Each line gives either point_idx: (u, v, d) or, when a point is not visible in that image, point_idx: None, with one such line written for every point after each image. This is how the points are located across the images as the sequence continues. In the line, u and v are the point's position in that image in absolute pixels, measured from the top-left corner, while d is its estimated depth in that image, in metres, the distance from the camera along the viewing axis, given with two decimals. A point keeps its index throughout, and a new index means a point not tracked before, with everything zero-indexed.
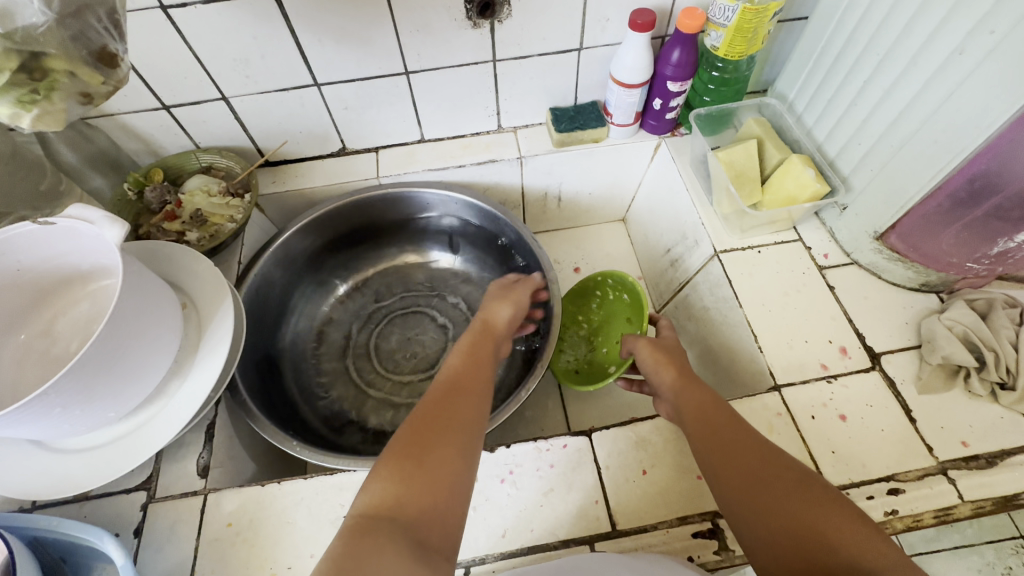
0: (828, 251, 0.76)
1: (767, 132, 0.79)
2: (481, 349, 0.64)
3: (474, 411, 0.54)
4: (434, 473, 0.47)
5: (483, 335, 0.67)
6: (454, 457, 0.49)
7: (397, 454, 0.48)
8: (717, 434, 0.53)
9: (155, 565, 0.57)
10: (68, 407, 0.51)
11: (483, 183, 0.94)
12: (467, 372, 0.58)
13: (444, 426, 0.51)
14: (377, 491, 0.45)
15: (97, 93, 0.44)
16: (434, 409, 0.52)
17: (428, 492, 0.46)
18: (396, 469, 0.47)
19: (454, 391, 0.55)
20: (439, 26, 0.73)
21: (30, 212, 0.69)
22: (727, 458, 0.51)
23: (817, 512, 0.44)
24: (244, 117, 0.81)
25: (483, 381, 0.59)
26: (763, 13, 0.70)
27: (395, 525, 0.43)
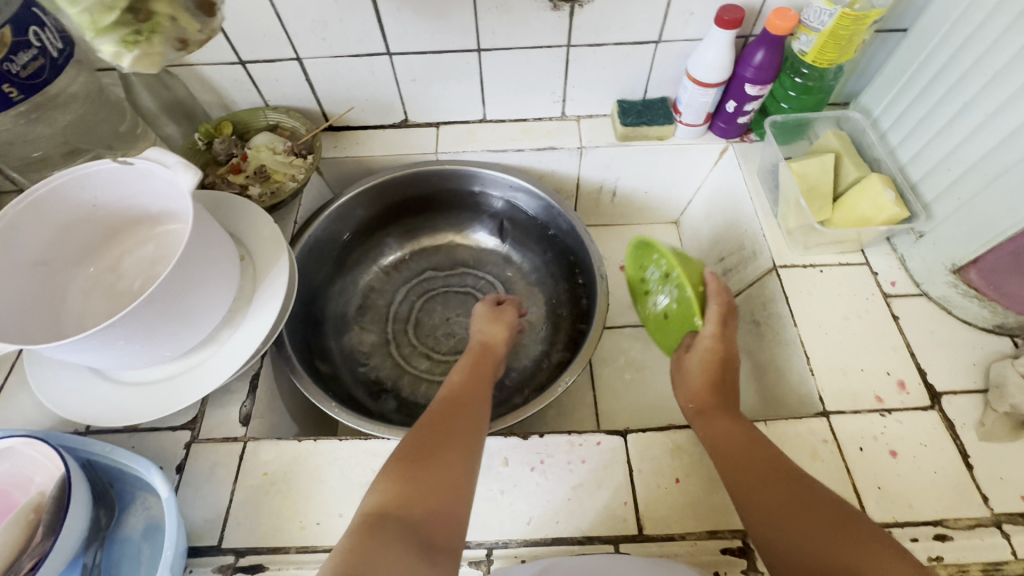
0: (895, 279, 0.73)
1: (845, 148, 0.75)
2: (480, 366, 0.67)
3: (473, 422, 0.56)
4: (434, 475, 0.49)
5: (480, 358, 0.69)
6: (453, 462, 0.51)
7: (402, 457, 0.51)
8: (747, 470, 0.52)
9: (194, 502, 0.59)
10: (130, 341, 0.53)
11: (539, 169, 0.93)
12: (466, 382, 0.62)
13: (442, 436, 0.53)
14: (381, 492, 0.48)
15: (193, 40, 0.43)
16: (436, 422, 0.55)
17: (430, 492, 0.48)
18: (400, 473, 0.49)
19: (453, 405, 0.58)
20: (519, 6, 0.72)
21: (105, 151, 0.76)
22: (762, 497, 0.49)
23: (869, 553, 0.42)
24: (315, 79, 0.82)
25: (484, 393, 0.62)
26: (863, 20, 0.66)
27: (397, 526, 0.45)
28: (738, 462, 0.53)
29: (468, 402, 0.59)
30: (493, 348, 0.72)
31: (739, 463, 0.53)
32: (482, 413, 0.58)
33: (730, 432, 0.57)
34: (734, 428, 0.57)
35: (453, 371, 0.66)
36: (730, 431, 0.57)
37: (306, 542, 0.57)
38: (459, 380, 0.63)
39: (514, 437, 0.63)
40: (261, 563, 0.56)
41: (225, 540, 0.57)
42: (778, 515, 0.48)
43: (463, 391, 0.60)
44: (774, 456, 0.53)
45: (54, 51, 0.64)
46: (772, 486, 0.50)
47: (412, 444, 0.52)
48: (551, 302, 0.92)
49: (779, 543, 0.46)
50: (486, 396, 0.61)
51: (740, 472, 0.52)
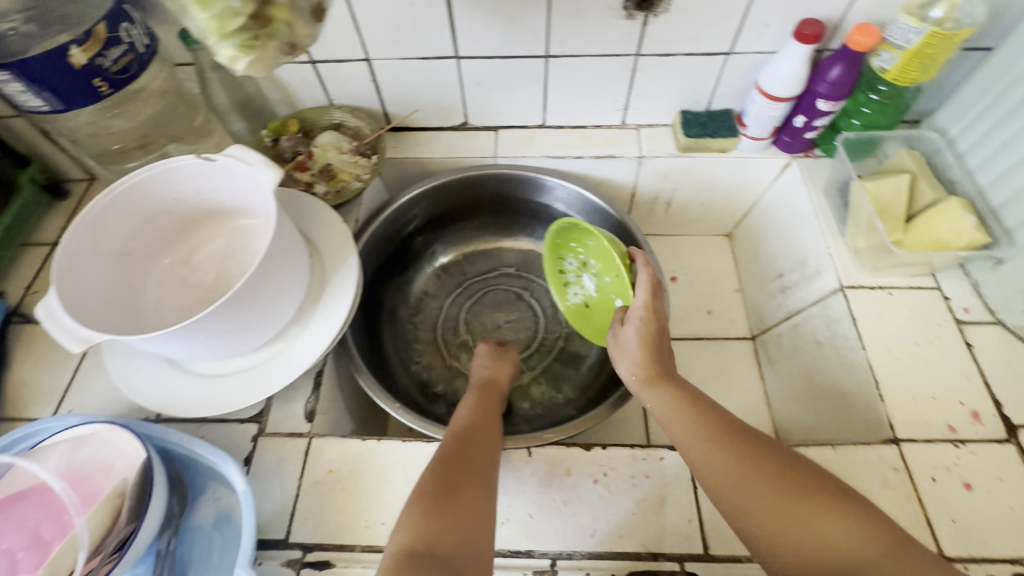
0: (969, 306, 0.71)
1: (920, 169, 0.73)
2: (486, 398, 0.68)
3: (487, 457, 0.57)
4: (458, 510, 0.50)
5: (485, 391, 0.70)
6: (474, 500, 0.52)
7: (425, 495, 0.51)
8: (702, 444, 0.54)
9: (262, 495, 0.60)
10: (212, 334, 0.55)
11: (596, 177, 0.92)
12: (474, 416, 0.63)
13: (460, 473, 0.54)
14: (409, 530, 0.48)
15: (300, 45, 0.43)
16: (451, 458, 0.56)
17: (457, 527, 0.49)
18: (424, 508, 0.50)
19: (465, 439, 0.59)
20: (593, 14, 0.72)
21: (169, 146, 0.78)
22: (720, 469, 0.52)
23: (825, 511, 0.47)
24: (381, 80, 0.82)
25: (493, 425, 0.62)
26: (951, 40, 0.64)
27: (432, 562, 0.45)
28: (693, 439, 0.55)
29: (478, 435, 0.60)
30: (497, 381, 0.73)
31: (693, 437, 0.55)
32: (494, 448, 0.59)
33: (677, 406, 0.59)
34: (681, 401, 0.59)
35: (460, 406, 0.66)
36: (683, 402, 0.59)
37: (371, 541, 0.58)
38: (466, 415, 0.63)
39: (575, 448, 0.63)
40: (328, 560, 0.57)
41: (293, 534, 0.58)
42: (740, 485, 0.50)
43: (470, 425, 0.61)
44: (722, 421, 0.56)
45: (141, 47, 0.65)
46: (742, 454, 0.52)
47: (430, 482, 0.53)
48: None
49: (756, 520, 0.48)
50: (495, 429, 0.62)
51: (698, 448, 0.54)
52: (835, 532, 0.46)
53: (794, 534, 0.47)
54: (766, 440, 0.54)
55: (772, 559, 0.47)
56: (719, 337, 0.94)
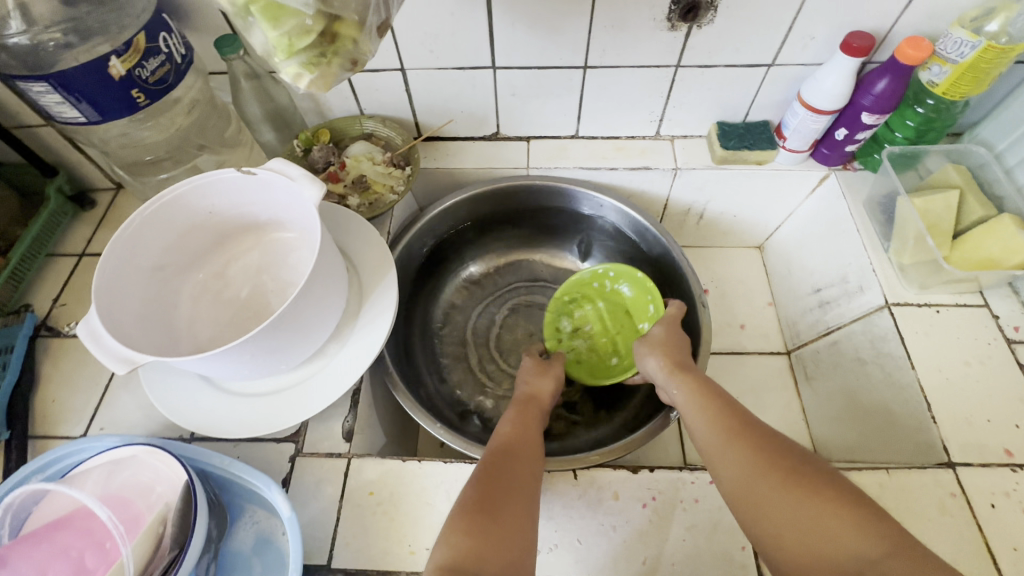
0: (1020, 324, 0.69)
1: (968, 184, 0.72)
2: (528, 416, 0.66)
3: (530, 478, 0.54)
4: (495, 527, 0.47)
5: (525, 408, 0.68)
6: (517, 521, 0.49)
7: (465, 512, 0.49)
8: (718, 440, 0.54)
9: (302, 518, 0.59)
10: (255, 355, 0.53)
11: (629, 189, 0.91)
12: (513, 434, 0.61)
13: (501, 492, 0.51)
14: (454, 547, 0.45)
15: (362, 60, 0.42)
16: (492, 475, 0.53)
17: (498, 548, 0.46)
18: (467, 524, 0.47)
19: (506, 456, 0.56)
20: (636, 25, 0.70)
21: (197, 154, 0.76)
22: (733, 465, 0.51)
23: (829, 510, 0.44)
24: (414, 90, 0.81)
25: (535, 445, 0.60)
26: (1007, 54, 0.63)
27: None
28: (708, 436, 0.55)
29: (519, 454, 0.57)
30: (538, 399, 0.71)
31: (709, 434, 0.55)
32: (535, 467, 0.56)
33: (699, 403, 0.59)
34: (702, 397, 0.59)
35: (503, 420, 0.64)
36: (698, 393, 0.60)
37: (415, 567, 0.56)
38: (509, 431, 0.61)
39: (622, 471, 0.61)
40: None
41: (334, 559, 0.56)
42: (749, 482, 0.49)
43: (512, 442, 0.59)
44: (737, 418, 0.55)
45: (178, 57, 0.64)
46: (740, 446, 0.52)
47: (470, 499, 0.50)
48: None
49: (761, 517, 0.47)
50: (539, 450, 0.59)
51: (711, 444, 0.54)
52: (836, 527, 0.43)
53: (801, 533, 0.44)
54: (785, 441, 0.52)
55: (780, 560, 0.45)
56: (753, 352, 0.92)
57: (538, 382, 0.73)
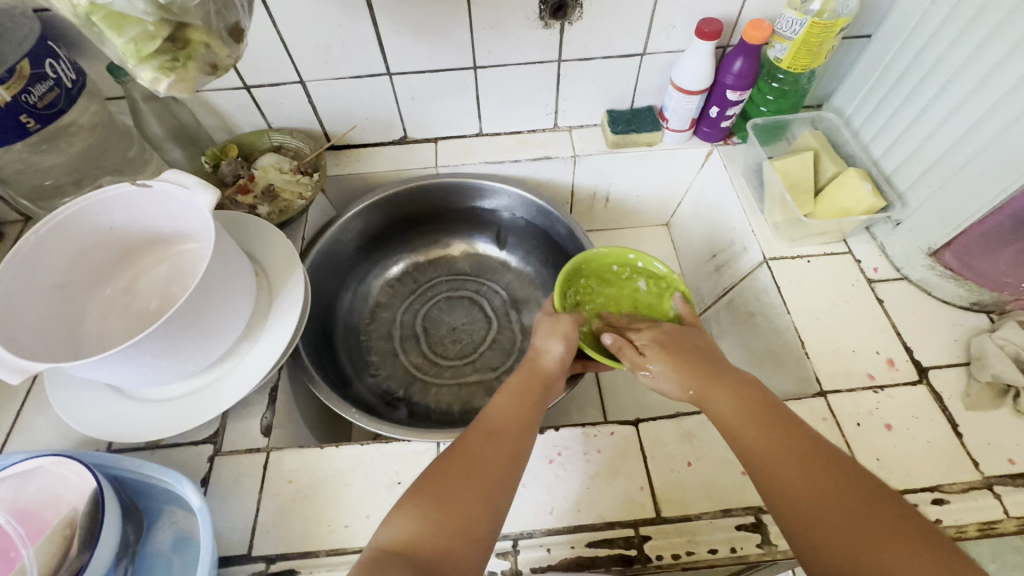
0: (877, 265, 0.77)
1: (823, 146, 0.80)
2: (528, 390, 0.61)
3: (508, 460, 0.54)
4: (452, 512, 0.49)
5: (531, 377, 0.62)
6: (479, 505, 0.50)
7: (427, 493, 0.50)
8: (762, 449, 0.51)
9: (220, 513, 0.60)
10: (157, 356, 0.55)
11: (535, 179, 0.97)
12: (507, 411, 0.58)
13: (466, 477, 0.51)
14: (400, 528, 0.48)
15: (223, 65, 0.45)
16: (468, 454, 0.53)
17: (448, 533, 0.48)
18: (420, 508, 0.49)
19: (486, 437, 0.55)
20: (513, 25, 0.76)
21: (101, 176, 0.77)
22: (789, 482, 0.48)
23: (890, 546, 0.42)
24: (317, 101, 0.85)
25: (523, 425, 0.57)
26: (830, 28, 0.71)
27: (402, 566, 0.45)
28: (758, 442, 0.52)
29: (503, 437, 0.55)
30: (541, 367, 0.64)
31: (761, 446, 0.51)
32: (514, 450, 0.55)
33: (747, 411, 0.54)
34: (739, 402, 0.55)
35: (504, 389, 0.61)
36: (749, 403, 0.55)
37: (335, 544, 0.58)
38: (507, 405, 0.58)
39: None
40: (292, 569, 0.57)
41: (255, 547, 0.58)
42: (807, 508, 0.46)
43: (511, 418, 0.57)
44: (799, 434, 0.51)
45: (68, 82, 0.66)
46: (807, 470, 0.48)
47: (439, 472, 0.52)
48: None
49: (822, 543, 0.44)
50: (525, 431, 0.56)
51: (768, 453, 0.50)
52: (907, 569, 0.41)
53: (853, 555, 0.43)
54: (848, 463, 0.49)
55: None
56: None
57: (546, 343, 0.66)
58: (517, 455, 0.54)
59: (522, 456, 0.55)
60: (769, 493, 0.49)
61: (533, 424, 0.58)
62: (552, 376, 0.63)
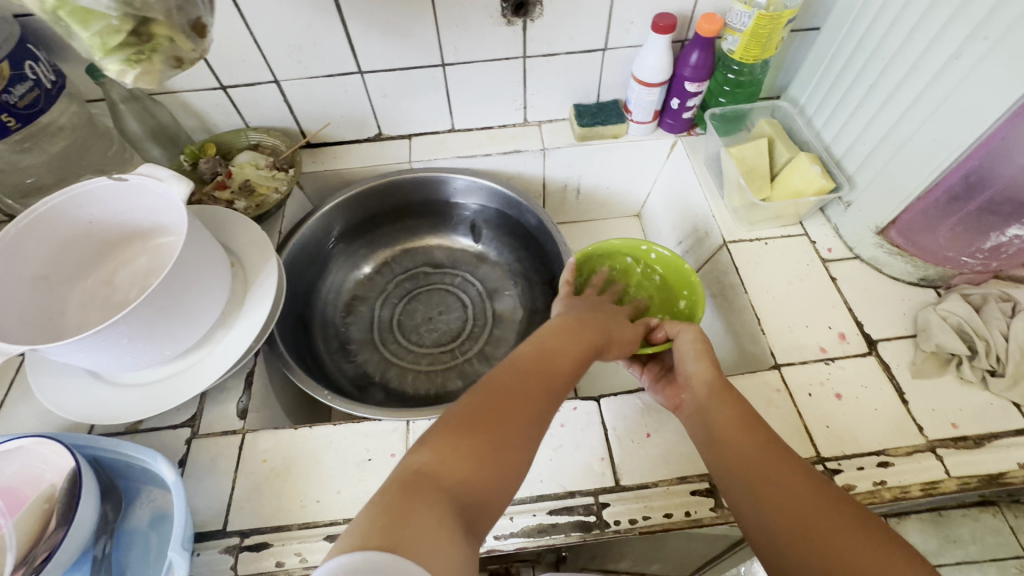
0: (832, 246, 0.81)
1: (778, 133, 0.84)
2: (572, 339, 0.61)
3: (546, 399, 0.53)
4: (491, 444, 0.47)
5: (577, 326, 0.63)
6: (518, 440, 0.48)
7: (467, 422, 0.48)
8: (750, 463, 0.52)
9: (197, 492, 0.62)
10: (133, 339, 0.57)
11: (507, 172, 1.00)
12: (547, 355, 0.57)
13: (507, 410, 0.49)
14: (439, 453, 0.45)
15: (188, 58, 0.49)
16: (507, 389, 0.52)
17: (489, 463, 0.45)
18: (460, 435, 0.46)
19: (530, 375, 0.54)
20: (477, 23, 0.80)
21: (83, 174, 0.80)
22: (770, 498, 0.49)
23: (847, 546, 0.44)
24: (293, 100, 0.88)
25: (564, 370, 0.57)
26: (778, 19, 0.75)
27: (445, 494, 0.42)
28: (749, 457, 0.52)
29: (544, 377, 0.55)
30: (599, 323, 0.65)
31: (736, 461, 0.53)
32: (554, 391, 0.54)
33: (738, 426, 0.55)
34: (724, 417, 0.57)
35: (547, 333, 0.61)
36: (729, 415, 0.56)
37: (307, 518, 0.61)
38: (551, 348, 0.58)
39: None
40: (266, 542, 0.59)
41: (230, 522, 0.60)
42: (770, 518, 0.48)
43: (550, 362, 0.57)
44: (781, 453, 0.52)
45: (48, 83, 0.69)
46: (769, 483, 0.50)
47: (474, 405, 0.49)
48: (529, 294, 0.99)
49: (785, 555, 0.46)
50: (566, 376, 0.56)
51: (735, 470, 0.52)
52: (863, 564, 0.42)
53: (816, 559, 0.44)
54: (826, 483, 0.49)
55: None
56: None
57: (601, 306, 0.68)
58: (555, 396, 0.54)
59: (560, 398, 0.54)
60: (755, 521, 0.49)
61: (573, 373, 0.58)
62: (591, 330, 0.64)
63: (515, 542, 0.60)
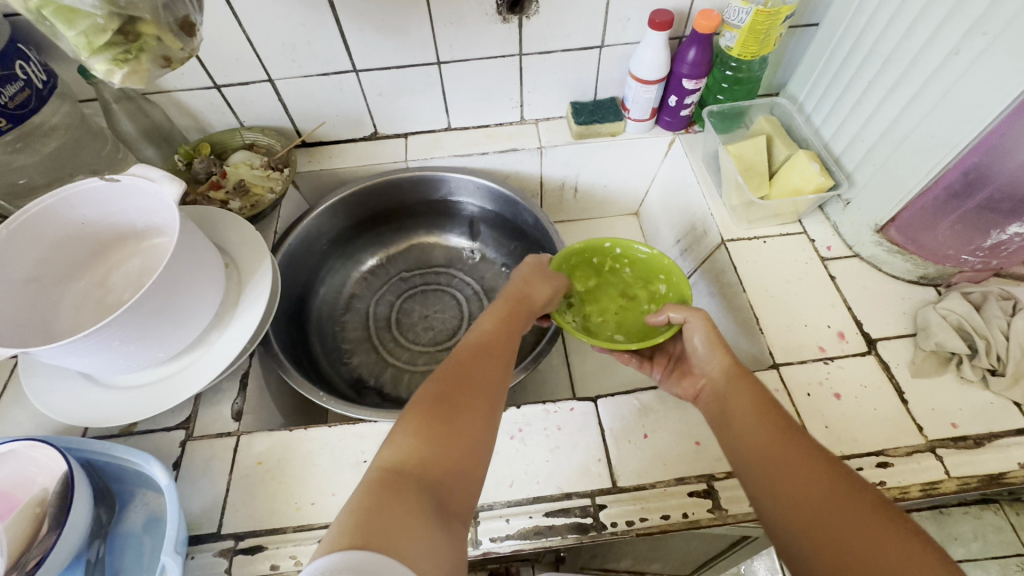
0: (831, 244, 0.80)
1: (776, 130, 0.83)
2: (514, 319, 0.63)
3: (501, 379, 0.55)
4: (455, 432, 0.47)
5: (517, 305, 0.65)
6: (480, 422, 0.49)
7: (427, 412, 0.48)
8: (760, 449, 0.51)
9: (190, 494, 0.62)
10: (125, 341, 0.57)
11: (504, 170, 0.99)
12: (494, 338, 0.59)
13: (466, 395, 0.51)
14: (402, 447, 0.45)
15: (176, 58, 0.49)
16: (462, 377, 0.53)
17: (455, 450, 0.46)
18: (421, 426, 0.47)
19: (480, 360, 0.55)
20: (472, 20, 0.79)
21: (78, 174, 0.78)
22: (779, 481, 0.47)
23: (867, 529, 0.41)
24: (287, 99, 0.87)
25: (510, 350, 0.59)
26: (775, 15, 0.74)
27: (416, 483, 0.43)
28: (761, 440, 0.51)
29: (494, 358, 0.56)
30: (532, 301, 0.67)
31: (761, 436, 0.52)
32: (507, 372, 0.56)
33: (747, 411, 0.54)
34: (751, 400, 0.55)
35: (483, 317, 0.62)
36: (753, 397, 0.55)
37: (302, 521, 0.60)
38: (493, 331, 0.59)
39: None
40: (260, 544, 0.59)
41: (224, 525, 0.60)
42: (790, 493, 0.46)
43: (495, 343, 0.58)
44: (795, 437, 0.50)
45: (39, 82, 0.69)
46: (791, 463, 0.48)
47: (431, 396, 0.50)
48: None
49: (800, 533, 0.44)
50: (513, 356, 0.58)
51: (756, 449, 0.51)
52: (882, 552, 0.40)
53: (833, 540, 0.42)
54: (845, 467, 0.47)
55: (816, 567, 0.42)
56: None
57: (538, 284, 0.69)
58: (507, 375, 0.56)
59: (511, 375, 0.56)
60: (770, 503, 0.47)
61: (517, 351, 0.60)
62: (530, 311, 0.66)
63: (511, 544, 0.59)
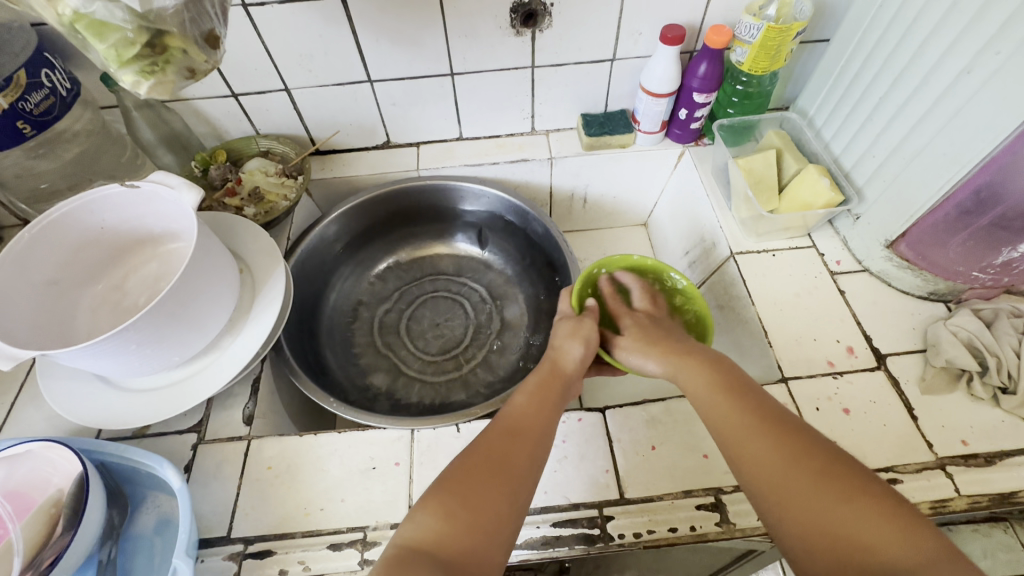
0: (840, 258, 0.80)
1: (786, 145, 0.84)
2: (550, 393, 0.60)
3: (530, 459, 0.53)
4: (474, 515, 0.47)
5: (553, 377, 0.62)
6: (503, 504, 0.49)
7: (447, 490, 0.49)
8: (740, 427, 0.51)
9: (201, 497, 0.63)
10: (142, 345, 0.57)
11: (514, 180, 1.00)
12: (527, 414, 0.57)
13: (489, 475, 0.50)
14: (421, 526, 0.47)
15: (200, 70, 0.51)
16: (485, 454, 0.52)
17: (473, 532, 0.46)
18: (441, 507, 0.48)
19: (509, 438, 0.54)
20: (486, 32, 0.80)
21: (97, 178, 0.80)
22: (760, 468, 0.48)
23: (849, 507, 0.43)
24: (303, 108, 0.89)
25: (546, 427, 0.56)
26: (787, 32, 0.75)
27: (430, 564, 0.43)
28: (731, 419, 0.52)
29: (525, 435, 0.55)
30: (564, 366, 0.64)
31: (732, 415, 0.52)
32: (538, 452, 0.54)
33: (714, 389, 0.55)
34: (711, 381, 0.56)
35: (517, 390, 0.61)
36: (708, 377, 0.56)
37: (312, 526, 0.61)
38: (526, 405, 0.58)
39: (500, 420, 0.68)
40: (269, 549, 0.59)
41: (234, 529, 0.61)
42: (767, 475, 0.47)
43: (527, 422, 0.56)
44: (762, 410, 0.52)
45: (63, 90, 0.70)
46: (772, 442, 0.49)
47: (455, 475, 0.50)
48: (534, 303, 0.99)
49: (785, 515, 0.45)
50: (547, 432, 0.56)
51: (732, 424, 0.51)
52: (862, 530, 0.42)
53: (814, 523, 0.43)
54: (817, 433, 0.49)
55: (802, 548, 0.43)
56: None
57: (567, 343, 0.66)
58: (538, 455, 0.54)
59: (544, 454, 0.54)
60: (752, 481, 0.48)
61: (551, 427, 0.57)
62: (566, 381, 0.62)
63: (519, 554, 0.59)
